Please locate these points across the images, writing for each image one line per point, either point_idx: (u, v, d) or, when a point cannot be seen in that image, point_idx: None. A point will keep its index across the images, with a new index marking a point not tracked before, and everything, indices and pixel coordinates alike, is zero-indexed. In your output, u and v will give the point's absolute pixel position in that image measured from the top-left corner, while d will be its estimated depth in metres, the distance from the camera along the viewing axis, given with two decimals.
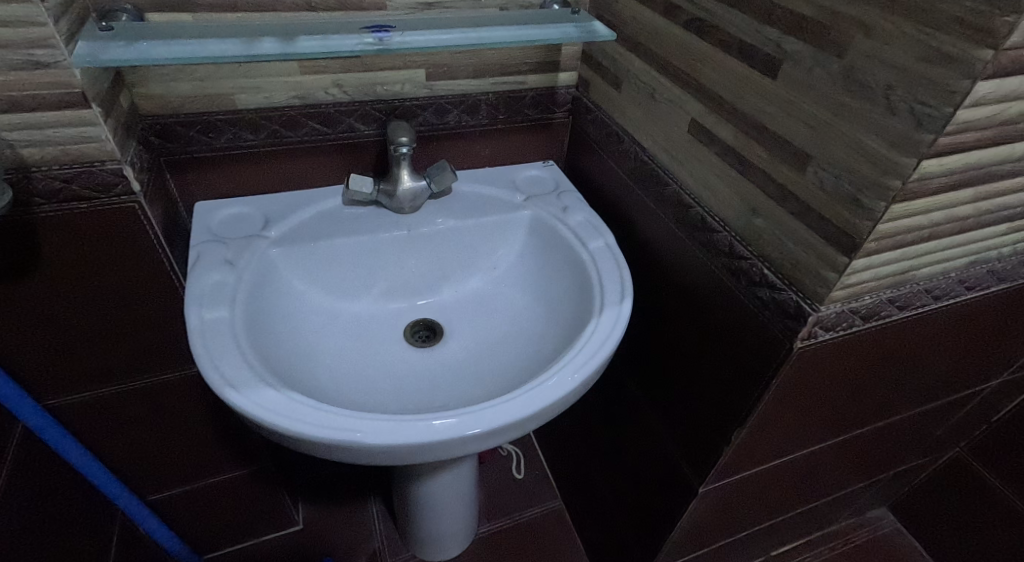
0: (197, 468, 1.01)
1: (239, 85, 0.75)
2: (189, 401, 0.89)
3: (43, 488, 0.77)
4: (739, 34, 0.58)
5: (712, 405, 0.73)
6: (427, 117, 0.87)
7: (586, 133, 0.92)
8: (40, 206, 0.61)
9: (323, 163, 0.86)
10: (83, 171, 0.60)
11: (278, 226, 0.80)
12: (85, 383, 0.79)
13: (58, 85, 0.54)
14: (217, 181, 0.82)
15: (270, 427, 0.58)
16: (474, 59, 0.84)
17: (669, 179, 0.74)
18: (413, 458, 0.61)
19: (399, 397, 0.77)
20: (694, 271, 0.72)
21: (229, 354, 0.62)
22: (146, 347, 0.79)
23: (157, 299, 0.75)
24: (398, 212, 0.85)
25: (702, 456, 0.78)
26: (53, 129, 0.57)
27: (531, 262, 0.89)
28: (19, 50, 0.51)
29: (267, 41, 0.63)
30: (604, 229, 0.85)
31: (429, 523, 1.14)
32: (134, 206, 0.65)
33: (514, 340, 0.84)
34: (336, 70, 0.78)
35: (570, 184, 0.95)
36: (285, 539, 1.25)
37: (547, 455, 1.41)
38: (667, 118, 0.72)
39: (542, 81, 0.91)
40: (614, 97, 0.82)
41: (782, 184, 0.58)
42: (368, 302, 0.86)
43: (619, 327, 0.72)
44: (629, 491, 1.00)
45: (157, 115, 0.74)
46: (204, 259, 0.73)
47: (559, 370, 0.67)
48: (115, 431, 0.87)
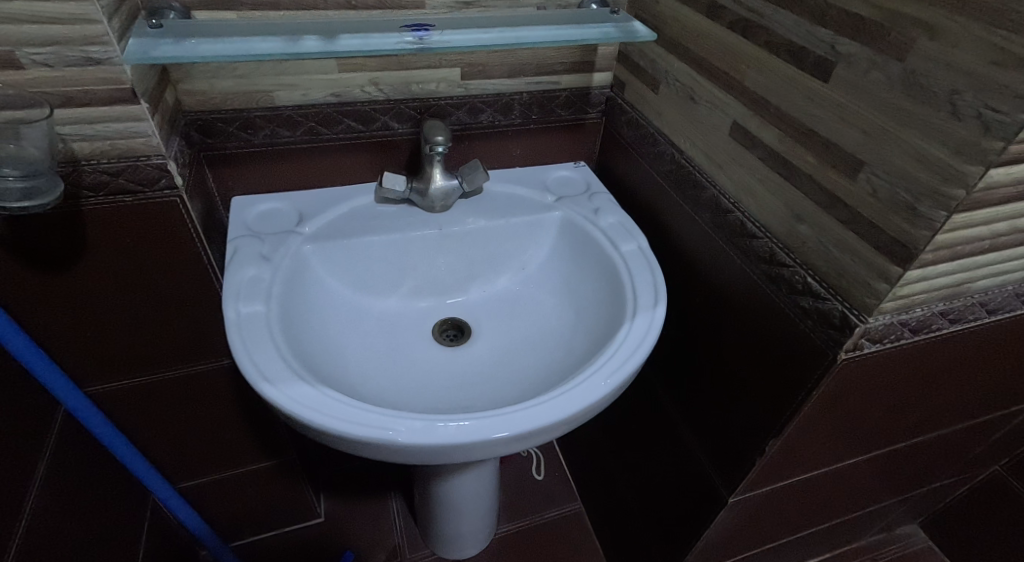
0: (226, 458, 1.03)
1: (279, 82, 0.76)
2: (222, 392, 0.91)
3: (81, 473, 0.79)
4: (788, 35, 0.57)
5: (746, 415, 0.72)
6: (461, 116, 0.87)
7: (620, 134, 0.91)
8: (87, 199, 0.63)
9: (356, 161, 0.86)
10: (130, 166, 0.62)
11: (312, 222, 0.81)
12: (125, 372, 0.81)
13: (110, 81, 0.55)
14: (253, 177, 0.83)
15: (305, 423, 0.59)
16: (509, 58, 0.84)
17: (707, 183, 0.72)
18: (444, 458, 0.61)
19: (427, 396, 0.77)
20: (730, 277, 0.71)
21: (265, 348, 0.63)
22: (182, 338, 0.81)
23: (194, 292, 0.76)
24: (429, 211, 0.85)
25: (733, 466, 0.76)
26: (103, 124, 0.58)
27: (562, 263, 0.89)
28: (75, 47, 0.53)
29: (309, 39, 0.64)
30: (636, 232, 0.84)
31: (452, 522, 1.14)
32: (176, 200, 0.66)
33: (543, 342, 0.83)
34: (373, 68, 0.78)
35: (601, 185, 0.94)
36: (307, 531, 1.26)
37: (567, 457, 1.41)
38: (707, 121, 0.71)
39: (577, 81, 0.90)
40: (652, 99, 0.81)
41: (830, 190, 0.56)
42: (396, 299, 0.86)
43: (652, 332, 0.71)
44: (654, 497, 0.99)
45: (199, 111, 0.75)
46: (242, 254, 0.74)
47: (592, 375, 0.66)
48: (151, 419, 0.89)
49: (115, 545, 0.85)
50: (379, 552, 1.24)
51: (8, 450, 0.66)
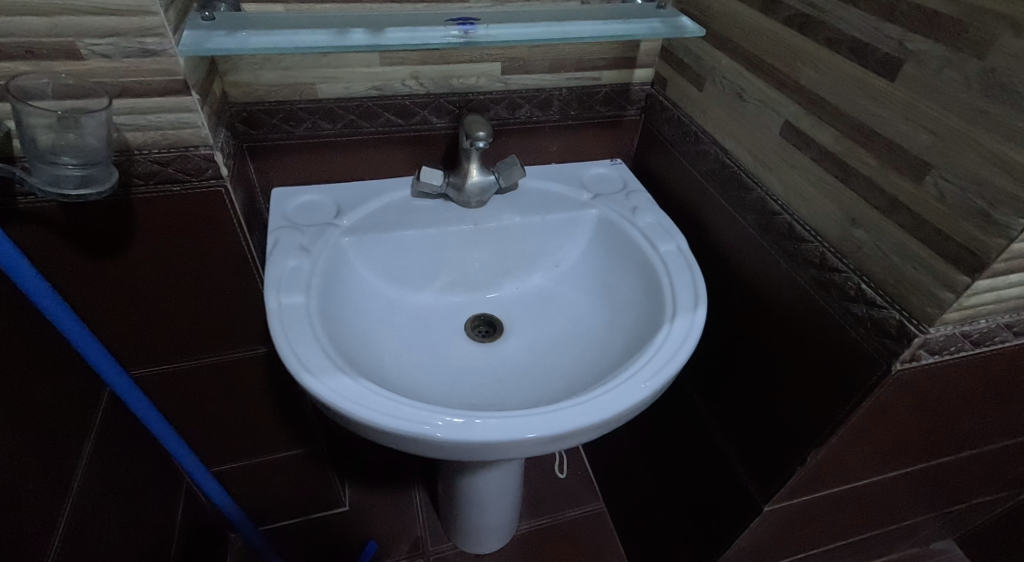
0: (257, 444, 1.05)
1: (322, 74, 0.77)
2: (257, 380, 0.93)
3: (122, 453, 0.82)
4: (851, 31, 0.55)
5: (786, 422, 0.70)
6: (499, 111, 0.86)
7: (660, 132, 0.89)
8: (138, 187, 0.64)
9: (393, 155, 0.87)
10: (178, 156, 0.63)
11: (350, 214, 0.82)
12: (168, 357, 0.83)
13: (164, 72, 0.56)
14: (293, 169, 0.84)
15: (344, 414, 0.59)
16: (551, 53, 0.83)
17: (753, 183, 0.71)
18: (479, 455, 0.61)
19: (459, 391, 0.77)
20: (775, 281, 0.69)
21: (305, 339, 0.64)
22: (221, 325, 0.82)
23: (234, 281, 0.77)
24: (464, 206, 0.85)
25: (770, 474, 0.74)
26: (156, 114, 0.59)
27: (596, 261, 0.88)
28: (132, 38, 0.53)
29: (357, 32, 0.64)
30: (675, 232, 0.83)
31: (477, 517, 1.14)
32: (220, 190, 0.67)
33: (576, 341, 0.82)
34: (414, 62, 0.78)
35: (638, 183, 0.93)
36: (332, 518, 1.28)
37: (590, 456, 1.40)
38: (756, 119, 0.69)
39: (618, 77, 0.88)
40: (697, 97, 0.79)
41: (891, 194, 0.54)
42: (429, 294, 0.87)
43: (693, 335, 0.69)
44: (682, 501, 0.98)
45: (244, 102, 0.76)
46: (282, 245, 0.75)
47: (631, 377, 0.65)
48: (190, 403, 0.91)
49: (151, 525, 0.87)
50: (402, 543, 1.25)
51: (58, 429, 0.68)
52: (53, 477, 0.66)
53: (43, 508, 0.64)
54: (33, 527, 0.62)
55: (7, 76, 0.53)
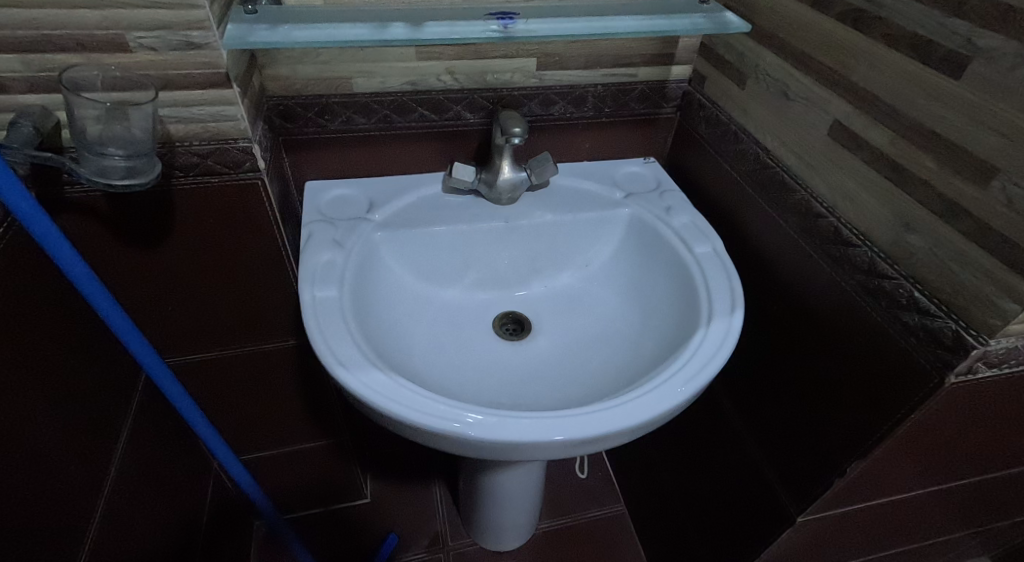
0: (284, 434, 1.06)
1: (358, 69, 0.77)
2: (286, 371, 0.93)
3: (156, 439, 0.83)
4: (912, 27, 0.53)
5: (824, 432, 0.68)
6: (533, 107, 0.85)
7: (696, 131, 0.88)
8: (178, 178, 0.65)
9: (425, 150, 0.86)
10: (218, 148, 0.63)
11: (382, 209, 0.82)
12: (203, 346, 0.85)
13: (208, 65, 0.56)
14: (326, 162, 0.84)
15: (375, 409, 0.59)
16: (588, 49, 0.82)
17: (797, 185, 0.69)
18: (507, 455, 0.60)
19: (487, 389, 0.76)
20: (818, 287, 0.67)
21: (339, 333, 0.64)
22: (254, 317, 0.83)
23: (267, 274, 0.78)
24: (495, 203, 0.84)
25: (805, 484, 0.72)
26: (199, 107, 0.60)
27: (628, 261, 0.86)
28: (178, 31, 0.54)
29: (396, 26, 0.64)
30: (711, 233, 0.81)
31: (499, 515, 1.14)
32: (257, 183, 0.68)
33: (607, 342, 0.81)
34: (450, 57, 0.78)
35: (672, 182, 0.91)
36: (353, 510, 1.29)
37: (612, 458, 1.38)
38: (803, 118, 0.67)
39: (656, 74, 0.87)
40: (738, 96, 0.77)
41: (951, 199, 0.52)
42: (458, 290, 0.86)
43: (730, 340, 0.68)
44: (710, 508, 0.96)
45: (281, 96, 0.76)
46: (316, 238, 0.75)
47: (667, 381, 0.64)
48: (221, 392, 0.93)
49: (181, 510, 0.89)
50: (421, 537, 1.25)
51: (99, 415, 0.69)
52: (93, 462, 0.67)
53: (84, 491, 0.65)
54: (76, 509, 0.64)
55: (58, 68, 0.54)
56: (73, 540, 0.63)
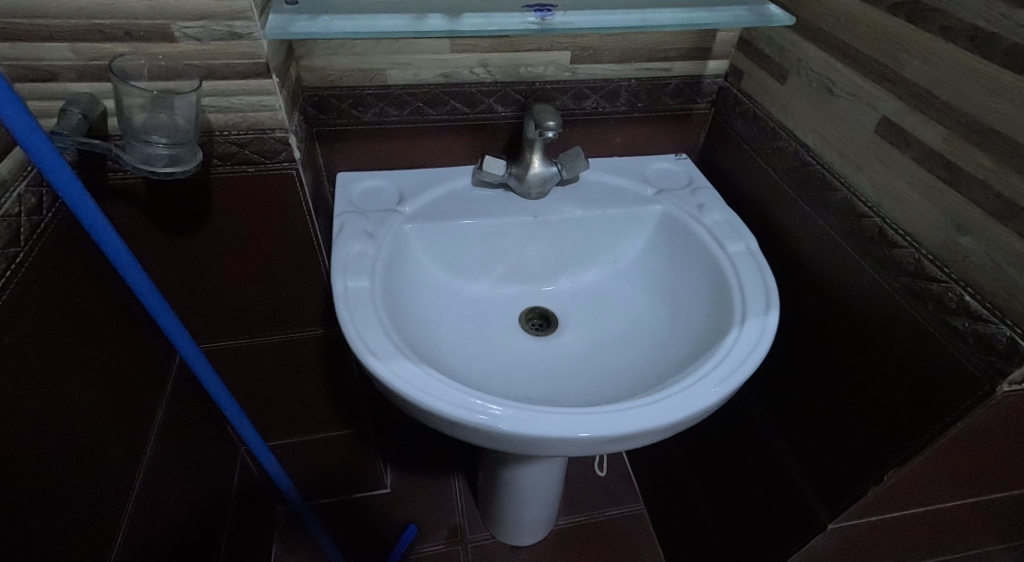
0: (309, 422, 1.07)
1: (392, 60, 0.76)
2: (313, 360, 0.94)
3: (187, 422, 0.85)
4: (974, 20, 0.51)
5: (861, 437, 0.66)
6: (565, 101, 0.84)
7: (731, 127, 0.86)
8: (216, 167, 0.66)
9: (455, 143, 0.86)
10: (256, 138, 0.64)
11: (412, 202, 0.82)
12: (236, 333, 0.86)
13: (249, 56, 0.57)
14: (357, 154, 0.84)
15: (405, 399, 0.59)
16: (624, 42, 0.80)
17: (839, 184, 0.67)
18: (534, 449, 0.60)
19: (514, 384, 0.76)
20: (859, 288, 0.65)
21: (371, 323, 0.64)
22: (285, 305, 0.84)
23: (298, 263, 0.79)
24: (525, 197, 0.84)
25: (838, 490, 0.70)
26: (239, 97, 0.60)
27: (657, 258, 0.85)
28: (221, 21, 0.54)
29: (434, 17, 0.64)
30: (744, 232, 0.79)
31: (520, 510, 1.13)
32: (292, 173, 0.68)
33: (635, 339, 0.80)
34: (484, 49, 0.77)
35: (704, 179, 0.89)
36: (372, 499, 1.30)
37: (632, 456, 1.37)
38: (848, 115, 0.65)
39: (691, 69, 0.85)
40: (779, 91, 0.76)
41: (1009, 198, 0.50)
42: (485, 284, 0.86)
43: (765, 341, 0.66)
44: (735, 511, 0.94)
45: (316, 87, 0.77)
46: (347, 229, 0.76)
47: (700, 381, 0.63)
48: (250, 378, 0.94)
49: (208, 492, 0.91)
50: (440, 529, 1.26)
51: (136, 398, 0.71)
52: (130, 443, 0.69)
53: (121, 472, 0.67)
54: (114, 489, 0.65)
55: (106, 57, 0.55)
56: (111, 519, 0.65)
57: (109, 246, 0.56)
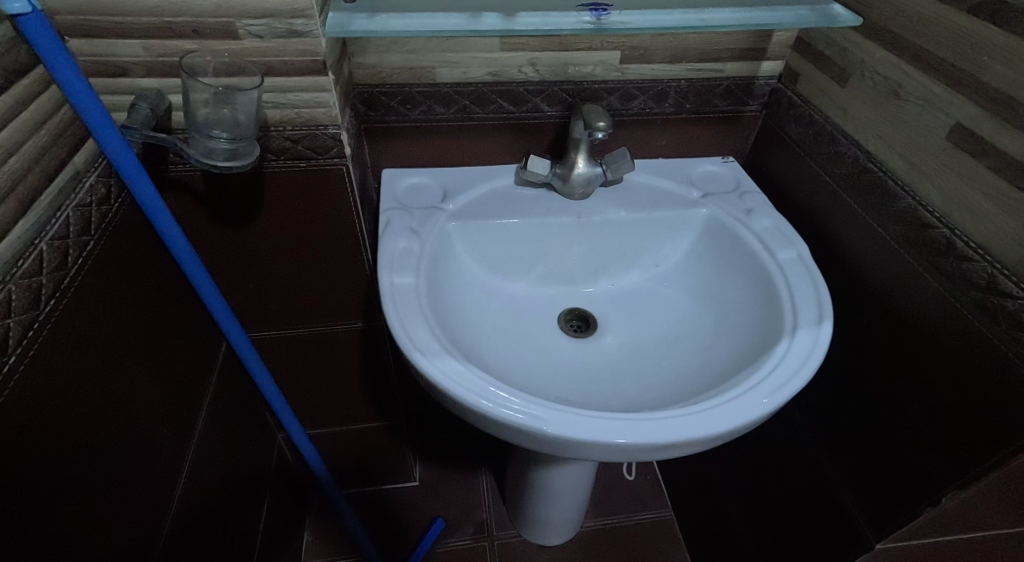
0: (344, 413, 1.09)
1: (441, 59, 0.77)
2: (352, 352, 0.96)
3: (231, 408, 0.87)
4: None
5: (918, 456, 0.64)
6: (612, 101, 0.83)
7: (784, 130, 0.83)
8: (269, 162, 0.67)
9: (499, 141, 0.86)
10: (309, 133, 0.65)
11: (455, 200, 0.82)
12: (281, 323, 0.88)
13: (308, 53, 0.58)
14: (402, 150, 0.85)
15: (449, 396, 0.59)
16: (676, 42, 0.79)
17: (903, 192, 0.64)
18: (577, 453, 0.59)
19: (553, 384, 0.75)
20: (922, 301, 0.62)
21: (417, 320, 0.64)
22: (329, 298, 0.85)
23: (344, 257, 0.80)
24: (568, 197, 0.83)
25: (890, 510, 0.68)
26: (296, 93, 0.61)
27: (701, 263, 0.83)
28: (283, 19, 0.55)
29: (489, 16, 0.63)
30: (795, 238, 0.77)
31: (549, 511, 1.13)
32: (342, 168, 0.69)
33: (677, 345, 0.79)
34: (534, 48, 0.77)
35: (752, 183, 0.87)
36: (401, 491, 1.31)
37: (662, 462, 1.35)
38: (917, 121, 0.62)
39: (745, 70, 0.83)
40: (838, 94, 0.73)
41: None
42: (524, 284, 0.85)
43: (817, 352, 0.64)
44: (774, 525, 0.91)
45: (366, 84, 0.78)
46: (393, 226, 0.76)
47: (749, 390, 0.61)
48: (292, 368, 0.96)
49: (247, 476, 0.93)
50: (466, 524, 1.26)
51: (187, 383, 0.73)
52: (180, 427, 0.71)
53: (172, 455, 0.69)
54: (166, 471, 0.67)
55: (175, 54, 0.56)
56: (163, 501, 0.67)
57: (170, 237, 0.57)
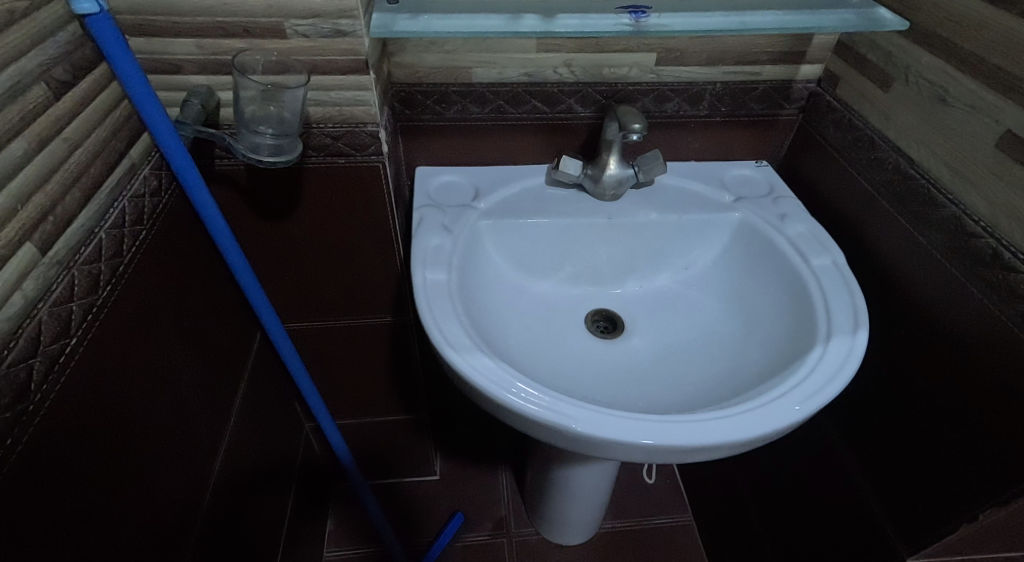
0: (370, 405, 1.11)
1: (478, 59, 0.77)
2: (380, 346, 0.97)
3: (264, 396, 0.89)
4: None
5: (954, 470, 0.62)
6: (646, 103, 0.83)
7: (821, 135, 0.82)
8: (310, 157, 0.69)
9: (531, 141, 0.86)
10: (348, 131, 0.67)
11: (487, 198, 0.83)
12: (315, 315, 0.90)
13: (351, 52, 0.59)
14: (435, 148, 0.86)
15: (479, 391, 0.60)
16: (713, 45, 0.78)
17: (948, 201, 0.63)
18: (604, 453, 0.60)
19: (580, 384, 0.76)
20: (965, 313, 0.61)
21: (449, 316, 0.65)
22: (361, 292, 0.87)
23: (378, 252, 0.81)
24: (599, 198, 0.83)
25: (923, 524, 0.66)
26: (338, 91, 0.63)
27: (733, 267, 0.83)
28: (329, 19, 0.56)
29: (529, 17, 0.64)
30: (830, 245, 0.76)
31: (569, 510, 1.13)
32: (379, 165, 0.70)
33: (706, 349, 0.78)
34: (570, 49, 0.77)
35: (786, 188, 0.86)
36: (421, 484, 1.32)
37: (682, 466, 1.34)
38: (964, 128, 0.61)
39: (782, 73, 0.82)
40: (881, 99, 0.72)
41: None
42: (553, 283, 0.86)
43: (852, 361, 0.63)
44: (800, 535, 0.90)
45: (404, 83, 0.79)
46: (426, 223, 0.77)
47: (781, 397, 0.61)
48: (322, 359, 0.98)
49: (276, 463, 0.95)
50: (485, 520, 1.27)
51: (224, 370, 0.75)
52: (217, 413, 0.73)
53: (210, 439, 0.71)
54: (203, 455, 0.70)
55: (226, 52, 0.58)
56: (200, 484, 0.69)
57: (215, 228, 0.59)
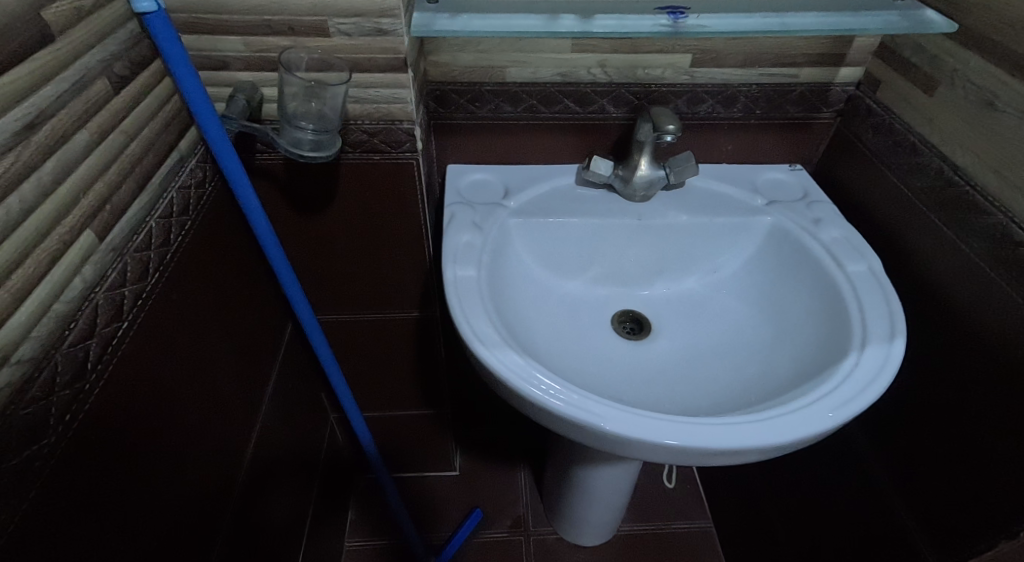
0: (394, 398, 1.12)
1: (512, 58, 0.78)
2: (406, 341, 0.98)
3: (293, 386, 0.91)
4: None
5: (993, 483, 0.61)
6: (679, 104, 0.83)
7: (859, 139, 0.81)
8: (346, 153, 0.70)
9: (562, 141, 0.86)
10: (385, 128, 0.68)
11: (517, 196, 0.83)
12: (345, 308, 0.91)
13: (391, 50, 0.60)
14: (467, 146, 0.87)
15: (509, 387, 0.60)
16: (750, 47, 0.77)
17: (994, 208, 0.61)
18: (633, 452, 0.60)
19: (605, 383, 0.76)
20: (1008, 324, 0.60)
21: (479, 312, 0.66)
22: (390, 287, 0.88)
23: (408, 248, 0.82)
24: (629, 199, 0.83)
25: (958, 538, 0.65)
26: (376, 89, 0.64)
27: (764, 271, 0.82)
28: (371, 19, 0.57)
29: (566, 17, 0.64)
30: (866, 251, 0.75)
31: (589, 511, 1.13)
32: (413, 163, 0.71)
33: (735, 352, 0.78)
34: (606, 50, 0.77)
35: (820, 192, 0.85)
36: (441, 479, 1.34)
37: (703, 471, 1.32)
38: (1013, 134, 0.59)
39: (821, 76, 0.81)
40: (924, 103, 0.70)
41: None
42: (580, 283, 0.86)
43: (888, 369, 0.62)
44: (825, 545, 0.89)
45: (439, 81, 0.80)
46: (457, 219, 0.78)
47: (814, 403, 0.60)
48: (350, 352, 1.00)
49: (303, 451, 0.97)
50: (503, 517, 1.27)
51: (259, 358, 0.77)
52: (251, 401, 0.75)
53: (243, 426, 0.73)
54: (236, 440, 0.72)
55: (271, 50, 0.60)
56: (233, 469, 0.71)
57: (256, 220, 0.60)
